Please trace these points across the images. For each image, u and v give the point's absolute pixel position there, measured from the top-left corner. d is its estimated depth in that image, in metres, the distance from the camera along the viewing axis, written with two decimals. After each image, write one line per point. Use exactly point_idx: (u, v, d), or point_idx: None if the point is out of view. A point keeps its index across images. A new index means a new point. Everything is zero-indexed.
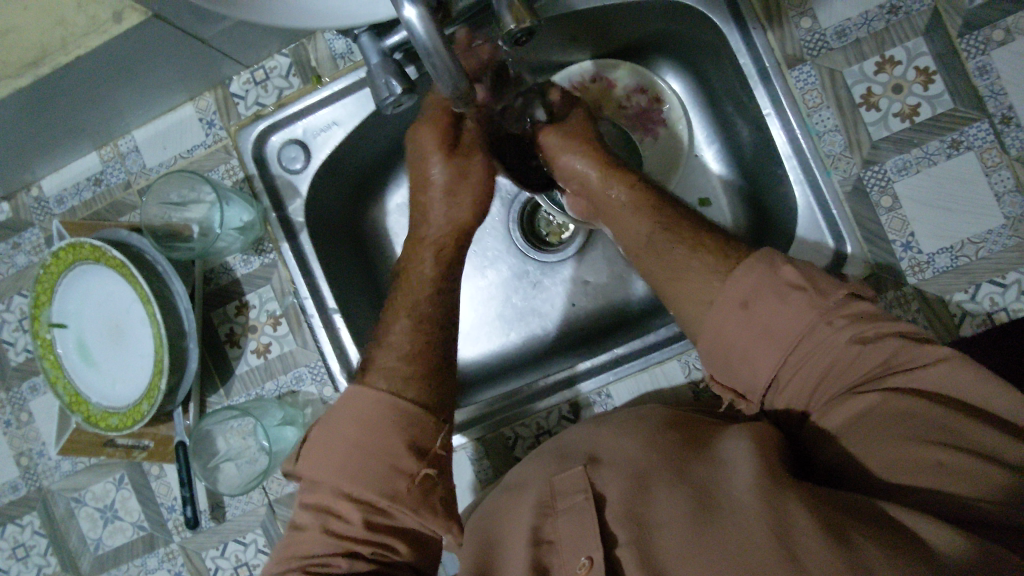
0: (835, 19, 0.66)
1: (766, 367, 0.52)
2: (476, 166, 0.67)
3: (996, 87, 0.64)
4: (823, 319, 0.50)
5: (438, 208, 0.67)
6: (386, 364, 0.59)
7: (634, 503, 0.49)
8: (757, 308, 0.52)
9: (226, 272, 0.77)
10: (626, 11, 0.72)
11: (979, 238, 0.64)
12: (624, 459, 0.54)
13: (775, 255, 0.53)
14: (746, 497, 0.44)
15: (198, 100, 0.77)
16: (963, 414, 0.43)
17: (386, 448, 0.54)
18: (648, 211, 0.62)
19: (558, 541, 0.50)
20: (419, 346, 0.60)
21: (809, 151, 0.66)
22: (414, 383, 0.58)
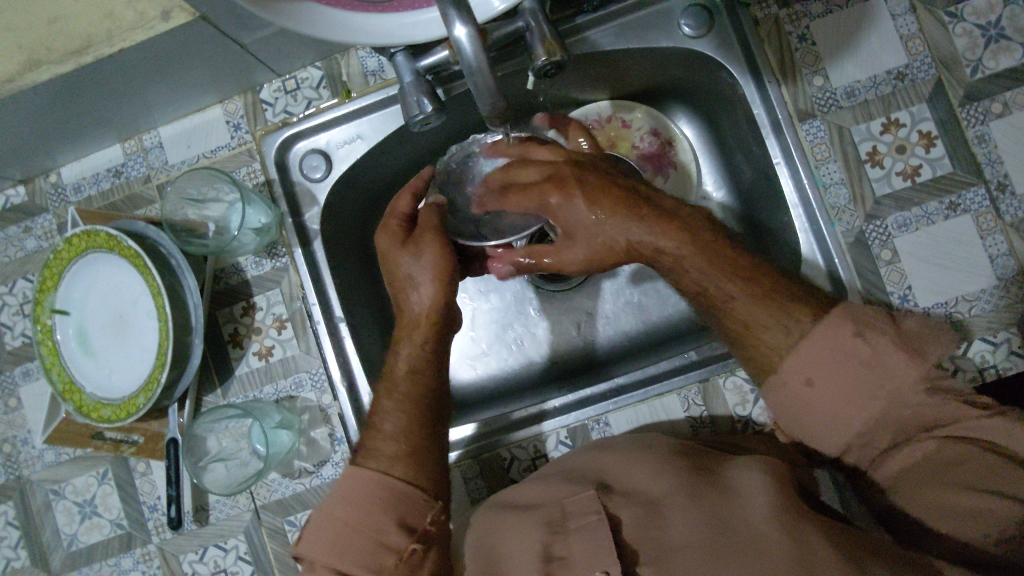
0: (845, 80, 0.70)
1: (839, 433, 0.53)
2: (429, 244, 0.65)
3: (992, 156, 0.68)
4: (905, 389, 0.50)
5: (410, 294, 0.66)
6: (376, 445, 0.60)
7: (650, 529, 0.50)
8: (825, 382, 0.52)
9: (236, 273, 0.77)
10: (648, 55, 0.75)
11: (973, 296, 0.67)
12: (635, 487, 0.55)
13: (847, 321, 0.52)
14: (762, 525, 0.46)
15: (227, 103, 0.79)
16: (1000, 460, 0.48)
17: (374, 523, 0.55)
18: (701, 259, 0.56)
19: (570, 557, 0.50)
20: (410, 420, 0.60)
21: (815, 201, 0.70)
22: (402, 460, 0.58)
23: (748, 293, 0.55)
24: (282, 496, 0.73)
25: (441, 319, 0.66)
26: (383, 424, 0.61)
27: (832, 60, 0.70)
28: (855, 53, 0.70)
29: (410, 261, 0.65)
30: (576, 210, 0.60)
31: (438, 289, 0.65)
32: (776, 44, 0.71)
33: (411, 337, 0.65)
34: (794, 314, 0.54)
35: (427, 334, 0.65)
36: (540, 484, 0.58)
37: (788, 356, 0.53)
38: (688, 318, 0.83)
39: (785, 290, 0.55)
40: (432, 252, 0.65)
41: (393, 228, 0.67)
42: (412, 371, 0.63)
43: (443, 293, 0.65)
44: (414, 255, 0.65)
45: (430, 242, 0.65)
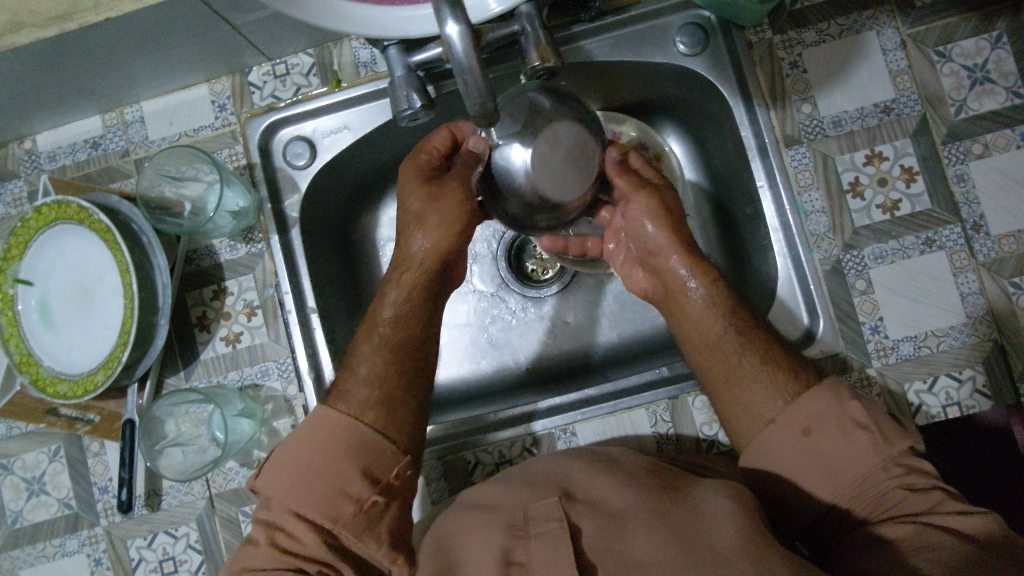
0: (833, 109, 0.71)
1: (817, 494, 0.54)
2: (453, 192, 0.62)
3: (970, 196, 0.69)
4: (892, 460, 0.53)
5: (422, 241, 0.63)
6: (348, 391, 0.58)
7: (612, 540, 0.50)
8: (818, 436, 0.54)
9: (209, 256, 0.75)
10: (641, 70, 0.76)
11: (942, 332, 0.68)
12: (601, 498, 0.54)
13: (843, 387, 0.56)
14: (729, 552, 0.45)
15: (214, 83, 0.77)
16: (966, 544, 0.46)
17: (337, 472, 0.53)
18: (722, 307, 0.61)
19: (529, 563, 0.49)
20: (380, 374, 0.59)
21: (795, 226, 0.70)
22: (373, 407, 0.57)
23: (750, 353, 0.58)
24: (238, 486, 0.72)
25: (438, 267, 0.64)
26: (357, 367, 0.60)
27: (821, 89, 0.71)
28: (843, 84, 0.71)
29: (426, 200, 0.62)
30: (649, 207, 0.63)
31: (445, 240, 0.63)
32: (768, 68, 0.72)
33: (399, 281, 0.63)
34: (794, 378, 0.57)
35: (418, 280, 0.63)
36: (503, 486, 0.58)
37: (783, 408, 0.56)
38: (662, 334, 0.83)
39: (785, 352, 0.59)
40: (452, 201, 0.62)
41: (419, 162, 0.64)
42: (396, 318, 0.61)
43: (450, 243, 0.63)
44: (431, 198, 0.62)
45: (454, 189, 0.62)
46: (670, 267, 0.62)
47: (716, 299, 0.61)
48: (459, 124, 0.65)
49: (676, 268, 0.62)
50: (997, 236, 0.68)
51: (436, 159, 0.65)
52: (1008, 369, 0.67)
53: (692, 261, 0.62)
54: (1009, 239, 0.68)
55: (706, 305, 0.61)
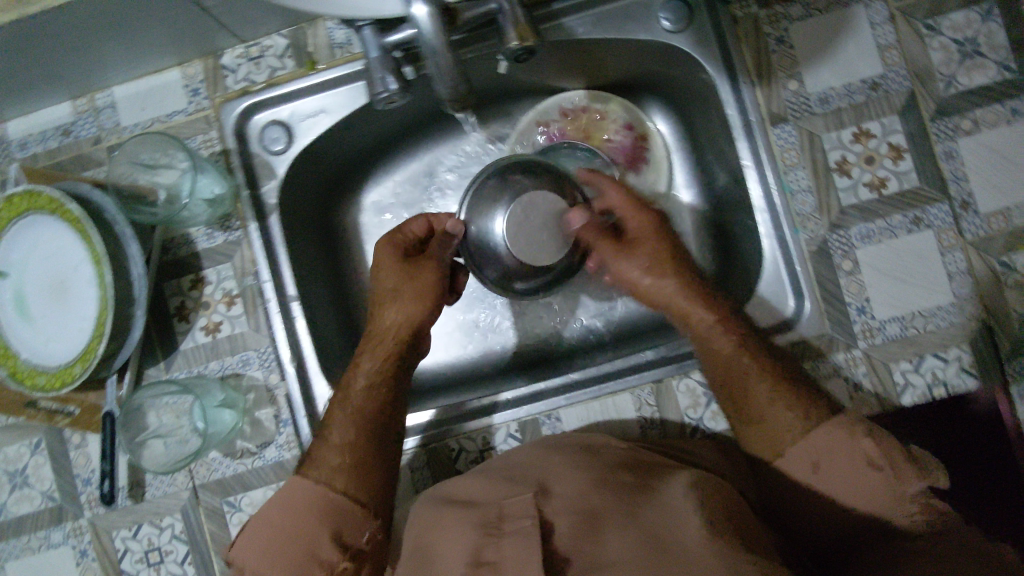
0: (820, 86, 0.69)
1: (832, 522, 0.54)
2: (422, 270, 0.67)
3: (958, 173, 0.67)
4: (904, 493, 0.51)
5: (391, 313, 0.66)
6: (324, 459, 0.60)
7: (584, 541, 0.48)
8: (828, 472, 0.53)
9: (186, 244, 0.74)
10: (623, 47, 0.74)
11: (929, 311, 0.67)
12: (574, 494, 0.53)
13: (858, 421, 0.54)
14: (700, 551, 0.44)
15: (186, 66, 0.75)
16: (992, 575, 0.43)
17: (309, 535, 0.56)
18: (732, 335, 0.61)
19: (499, 562, 0.48)
20: (356, 439, 0.60)
21: (781, 207, 0.69)
22: (344, 472, 0.59)
23: (763, 381, 0.58)
24: (223, 476, 0.71)
25: (410, 337, 0.67)
26: (330, 435, 0.61)
27: (807, 65, 0.69)
28: (830, 60, 0.69)
29: (401, 278, 0.67)
30: (641, 258, 0.66)
31: (414, 305, 0.66)
32: (754, 44, 0.70)
33: (375, 351, 0.65)
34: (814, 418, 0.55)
35: (392, 350, 0.66)
36: (481, 481, 0.58)
37: (793, 444, 0.55)
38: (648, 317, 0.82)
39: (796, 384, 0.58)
40: (427, 281, 0.67)
41: (392, 245, 0.68)
42: (371, 386, 0.64)
43: (422, 309, 0.66)
44: (405, 271, 0.67)
45: (428, 270, 0.67)
46: (671, 304, 0.65)
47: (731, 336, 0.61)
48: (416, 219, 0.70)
49: (688, 309, 0.63)
50: (985, 213, 0.67)
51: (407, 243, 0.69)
52: (995, 348, 0.66)
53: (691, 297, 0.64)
54: (998, 216, 0.67)
55: (722, 337, 0.61)
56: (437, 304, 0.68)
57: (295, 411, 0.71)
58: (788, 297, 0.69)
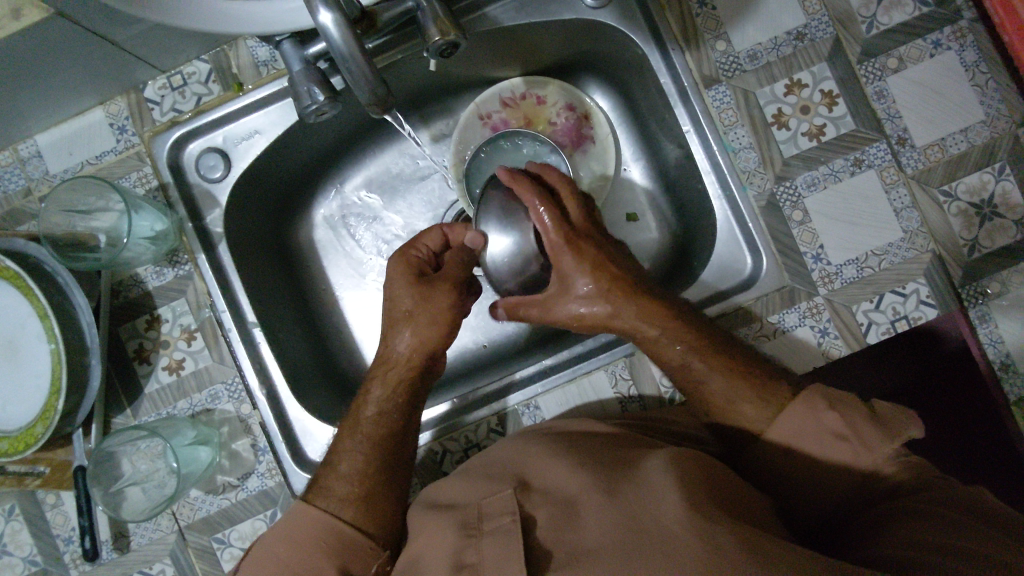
0: (747, 43, 0.70)
1: (817, 499, 0.54)
2: (442, 295, 0.64)
3: (892, 111, 0.68)
4: (874, 458, 0.52)
5: (410, 341, 0.64)
6: (332, 488, 0.60)
7: (562, 529, 0.49)
8: (800, 449, 0.55)
9: (136, 285, 0.72)
10: (550, 29, 0.74)
11: (882, 250, 0.68)
12: (552, 485, 0.54)
13: (819, 395, 0.56)
14: (674, 525, 0.45)
15: (108, 105, 0.73)
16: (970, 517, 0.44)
17: (312, 566, 0.55)
18: (680, 339, 0.59)
19: (480, 562, 0.48)
20: (370, 469, 0.61)
21: (726, 167, 0.70)
22: (352, 504, 0.59)
23: (721, 374, 0.59)
24: (208, 515, 0.70)
25: (424, 364, 0.65)
26: (339, 465, 0.61)
27: (733, 24, 0.70)
28: (753, 15, 0.70)
29: (416, 299, 0.64)
30: (578, 286, 0.59)
31: (434, 332, 0.64)
32: (677, 10, 0.70)
33: (383, 378, 0.65)
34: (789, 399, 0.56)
35: (403, 377, 0.65)
36: (464, 482, 0.58)
37: (766, 428, 0.57)
38: None
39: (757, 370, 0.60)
40: (443, 302, 0.64)
41: (411, 261, 0.66)
42: (380, 415, 0.63)
43: (442, 336, 0.65)
44: (425, 295, 0.64)
45: (446, 289, 0.65)
46: (618, 325, 0.60)
47: (683, 344, 0.59)
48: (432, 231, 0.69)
49: (632, 328, 0.59)
50: (922, 146, 0.68)
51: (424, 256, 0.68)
52: (948, 276, 0.67)
53: (636, 313, 0.59)
54: (934, 148, 0.68)
55: (671, 344, 0.59)
56: (452, 332, 0.66)
57: (271, 437, 0.69)
58: (744, 254, 0.70)
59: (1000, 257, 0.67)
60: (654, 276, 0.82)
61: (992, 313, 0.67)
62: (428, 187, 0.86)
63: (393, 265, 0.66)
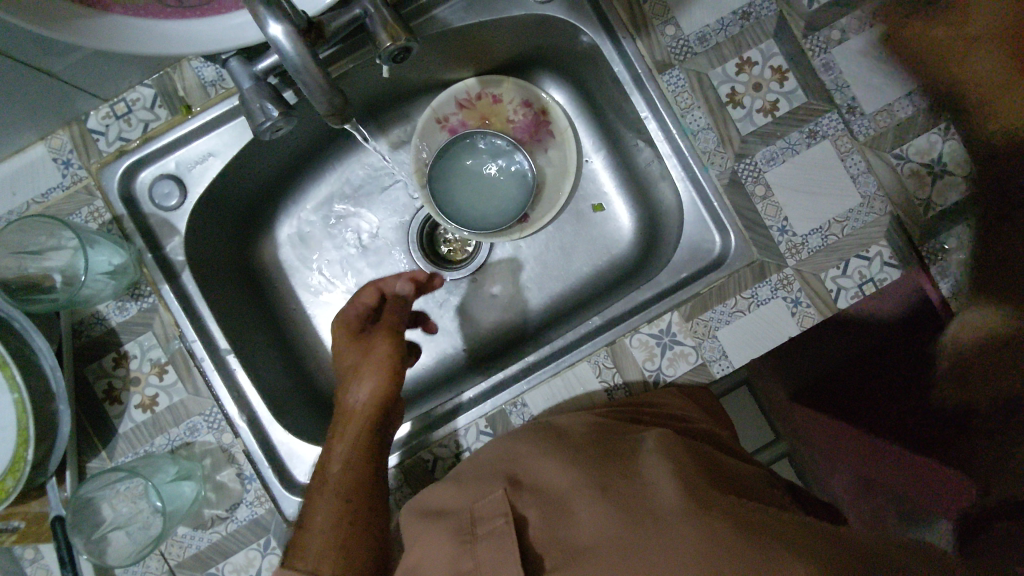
0: (695, 25, 0.71)
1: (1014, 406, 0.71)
2: (381, 345, 0.66)
3: (839, 81, 0.70)
4: None
5: (357, 394, 0.64)
6: (311, 548, 0.58)
7: (556, 528, 0.50)
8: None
9: (99, 323, 0.70)
10: (499, 26, 0.74)
11: (843, 217, 0.69)
12: (547, 481, 0.54)
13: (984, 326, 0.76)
14: (670, 513, 0.45)
15: (50, 139, 0.70)
16: None
17: None
18: (989, 87, 0.77)
19: (476, 567, 0.48)
20: (342, 518, 0.59)
21: (687, 149, 0.72)
22: (330, 557, 0.57)
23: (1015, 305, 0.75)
24: (198, 551, 0.68)
25: (380, 416, 0.65)
26: (313, 517, 0.60)
27: (680, 8, 0.71)
28: None
29: (359, 355, 0.66)
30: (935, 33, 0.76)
31: (377, 382, 0.64)
32: None
33: (342, 432, 0.64)
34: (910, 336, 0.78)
35: (361, 430, 0.64)
36: (453, 485, 0.58)
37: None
38: (587, 283, 0.84)
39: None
40: (382, 353, 0.66)
41: (349, 319, 0.69)
42: (350, 461, 0.61)
43: (386, 387, 0.64)
44: (363, 348, 0.67)
45: (384, 341, 0.67)
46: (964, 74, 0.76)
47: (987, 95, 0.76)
48: (364, 290, 0.71)
49: (961, 71, 0.76)
50: (871, 113, 0.70)
51: (365, 313, 0.70)
52: (907, 236, 0.69)
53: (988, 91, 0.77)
54: (882, 114, 0.70)
55: (982, 122, 0.74)
56: (400, 385, 0.66)
57: (257, 463, 0.69)
58: (712, 232, 0.73)
59: (954, 213, 0.69)
60: (625, 264, 0.83)
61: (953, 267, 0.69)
62: (392, 195, 0.85)
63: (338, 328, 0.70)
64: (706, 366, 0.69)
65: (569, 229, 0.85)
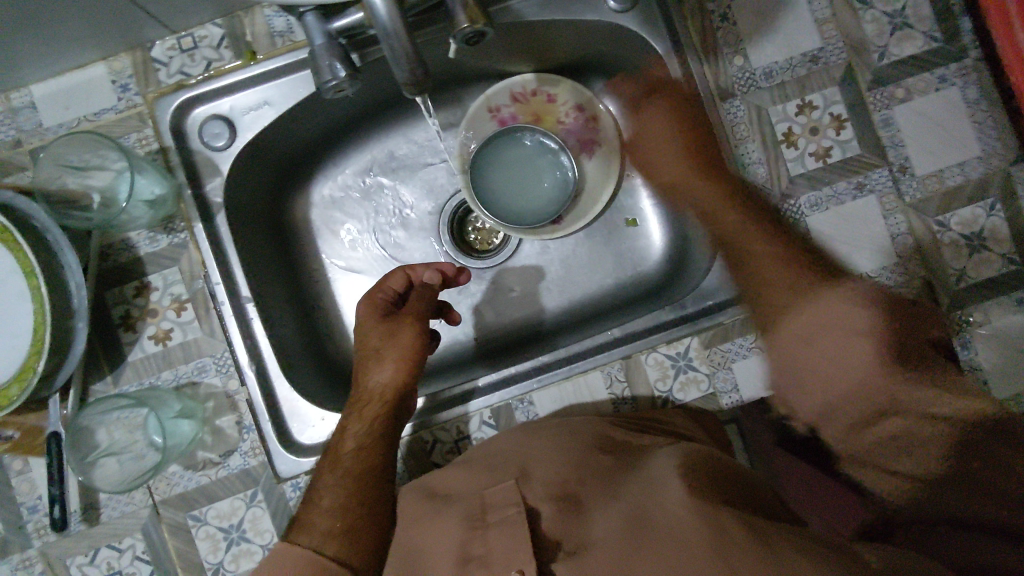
0: (763, 61, 0.71)
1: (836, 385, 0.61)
2: (405, 329, 0.67)
3: (895, 139, 0.71)
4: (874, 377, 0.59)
5: (377, 373, 0.65)
6: (318, 525, 0.57)
7: (570, 524, 0.51)
8: (819, 339, 0.62)
9: (127, 249, 0.70)
10: (571, 28, 0.74)
11: (877, 273, 0.69)
12: (554, 475, 0.55)
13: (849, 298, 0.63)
14: (679, 510, 0.47)
15: (111, 60, 0.71)
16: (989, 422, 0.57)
17: None
18: None
19: (487, 554, 0.49)
20: (351, 501, 0.59)
21: (735, 179, 0.71)
22: (336, 537, 0.57)
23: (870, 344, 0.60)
24: (184, 491, 0.68)
25: (395, 403, 0.65)
26: (321, 499, 0.59)
27: (751, 41, 0.71)
28: (772, 34, 0.71)
29: (383, 337, 0.66)
30: None
31: (400, 366, 0.65)
32: (699, 22, 0.72)
33: (361, 414, 0.63)
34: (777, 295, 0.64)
35: (378, 414, 0.63)
36: (459, 472, 0.59)
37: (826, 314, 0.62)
38: (609, 295, 0.83)
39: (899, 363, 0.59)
40: (408, 335, 0.66)
41: (376, 301, 0.68)
42: (363, 449, 0.62)
43: (406, 372, 0.65)
44: (387, 330, 0.67)
45: (410, 327, 0.67)
46: None
47: None
48: (393, 273, 0.69)
49: None
50: (922, 176, 0.70)
51: (390, 297, 0.69)
52: (936, 303, 0.69)
53: None
54: (932, 179, 0.70)
55: None
56: (423, 368, 0.68)
57: (258, 416, 0.67)
58: None
59: (984, 290, 0.70)
60: (650, 282, 0.83)
61: (974, 341, 0.69)
62: (431, 176, 0.85)
63: (362, 305, 0.69)
64: (717, 396, 0.69)
65: (600, 238, 0.84)
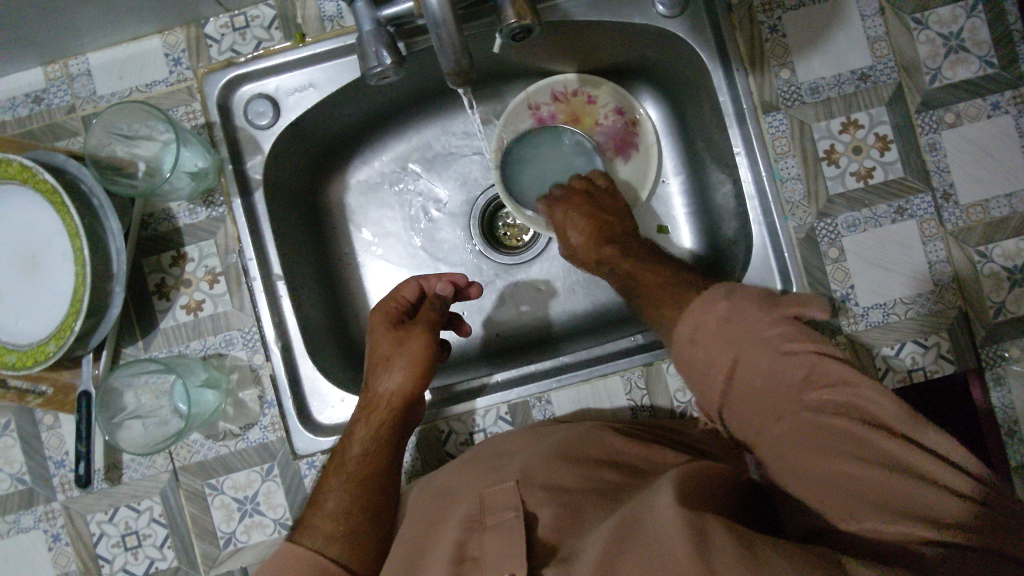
0: (811, 75, 0.70)
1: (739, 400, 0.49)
2: (414, 340, 0.67)
3: (941, 164, 0.69)
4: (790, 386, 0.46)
5: (385, 381, 0.65)
6: (322, 524, 0.58)
7: (567, 530, 0.50)
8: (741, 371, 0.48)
9: (167, 220, 0.72)
10: (617, 30, 0.74)
11: (911, 299, 0.68)
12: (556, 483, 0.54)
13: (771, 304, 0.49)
14: (664, 511, 0.43)
15: (166, 35, 0.73)
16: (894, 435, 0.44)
17: None
18: None
19: (481, 558, 0.48)
20: (356, 499, 0.59)
21: (771, 194, 0.70)
22: (337, 539, 0.57)
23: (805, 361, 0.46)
24: (203, 459, 0.69)
25: (405, 406, 0.65)
26: (325, 501, 0.60)
27: (800, 55, 0.70)
28: (822, 49, 0.70)
29: (393, 345, 0.66)
30: None
31: (408, 375, 0.65)
32: (748, 32, 0.71)
33: (368, 417, 0.64)
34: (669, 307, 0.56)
35: (386, 418, 0.64)
36: (463, 478, 0.59)
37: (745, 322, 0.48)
38: None
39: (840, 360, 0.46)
40: (416, 345, 0.66)
41: (388, 310, 0.69)
42: (370, 450, 0.62)
43: (414, 381, 0.65)
44: (398, 338, 0.67)
45: (419, 335, 0.67)
46: None
47: None
48: (404, 285, 0.71)
49: None
50: (966, 205, 0.69)
51: (402, 307, 0.70)
52: (971, 335, 0.68)
53: None
54: (977, 208, 0.69)
55: None
56: (432, 377, 0.67)
57: (280, 391, 0.69)
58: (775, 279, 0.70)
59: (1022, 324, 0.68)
60: None
61: (1008, 377, 0.67)
62: (465, 169, 0.85)
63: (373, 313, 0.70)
64: None
65: None
